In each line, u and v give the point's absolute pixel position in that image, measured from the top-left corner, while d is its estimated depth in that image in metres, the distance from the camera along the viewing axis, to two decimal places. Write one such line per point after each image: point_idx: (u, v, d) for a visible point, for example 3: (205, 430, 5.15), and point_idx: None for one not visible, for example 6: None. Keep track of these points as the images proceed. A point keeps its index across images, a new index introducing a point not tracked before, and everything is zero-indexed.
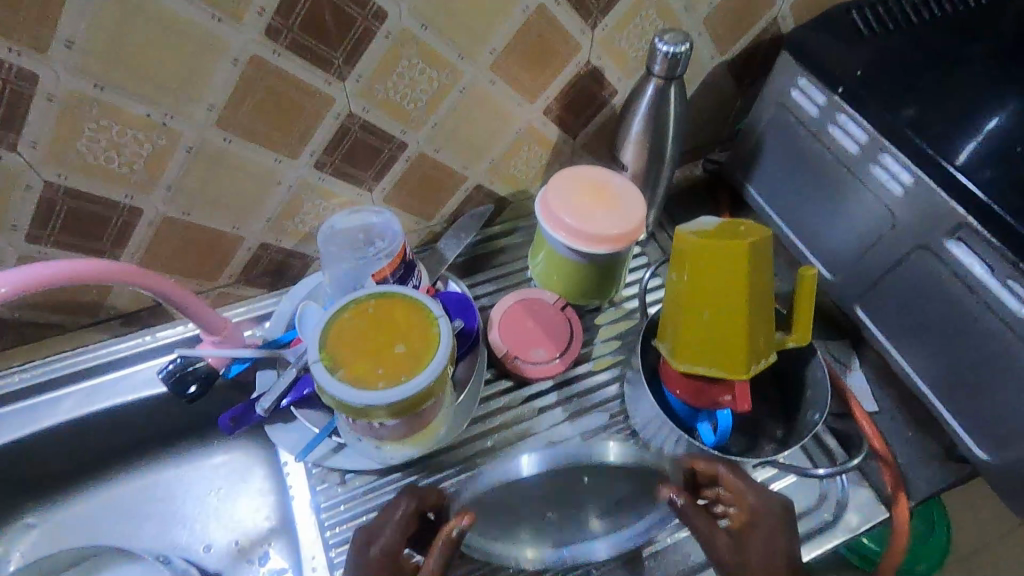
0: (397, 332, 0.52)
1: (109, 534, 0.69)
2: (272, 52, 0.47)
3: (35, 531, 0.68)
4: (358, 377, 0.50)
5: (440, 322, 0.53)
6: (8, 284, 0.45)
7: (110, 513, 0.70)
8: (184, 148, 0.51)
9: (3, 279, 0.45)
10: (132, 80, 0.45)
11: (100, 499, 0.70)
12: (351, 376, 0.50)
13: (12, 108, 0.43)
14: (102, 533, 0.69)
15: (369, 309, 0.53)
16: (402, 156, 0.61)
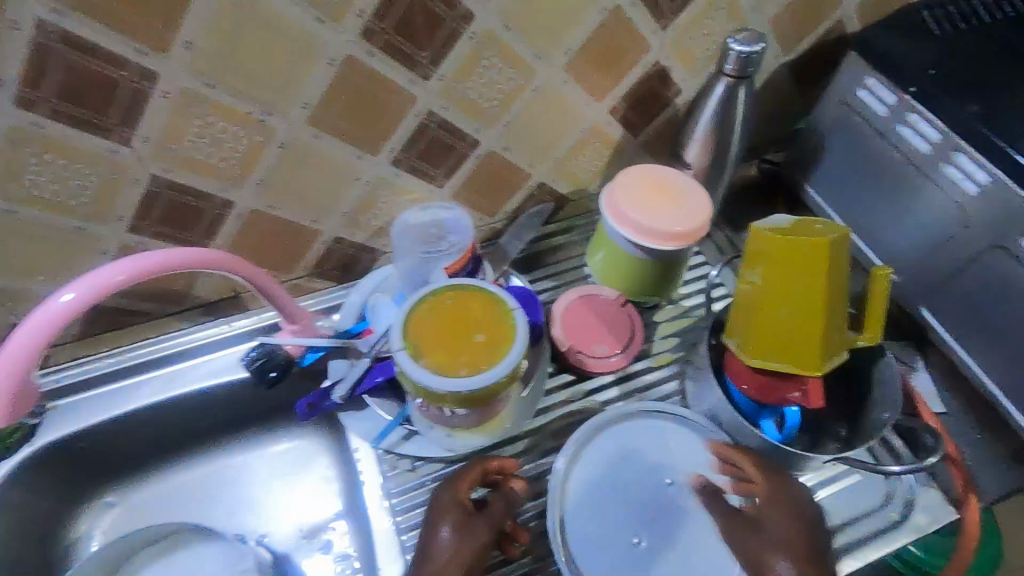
0: (474, 322, 0.54)
1: (183, 515, 0.72)
2: (366, 52, 0.49)
3: (115, 509, 0.71)
4: (438, 364, 0.52)
5: (516, 314, 0.55)
6: (124, 272, 0.47)
7: (184, 495, 0.73)
8: (277, 144, 0.53)
9: (120, 267, 0.47)
10: (239, 79, 0.47)
11: (173, 482, 0.73)
12: (432, 363, 0.52)
13: (130, 105, 0.45)
14: (176, 514, 0.72)
15: (447, 301, 0.55)
16: (473, 154, 0.63)
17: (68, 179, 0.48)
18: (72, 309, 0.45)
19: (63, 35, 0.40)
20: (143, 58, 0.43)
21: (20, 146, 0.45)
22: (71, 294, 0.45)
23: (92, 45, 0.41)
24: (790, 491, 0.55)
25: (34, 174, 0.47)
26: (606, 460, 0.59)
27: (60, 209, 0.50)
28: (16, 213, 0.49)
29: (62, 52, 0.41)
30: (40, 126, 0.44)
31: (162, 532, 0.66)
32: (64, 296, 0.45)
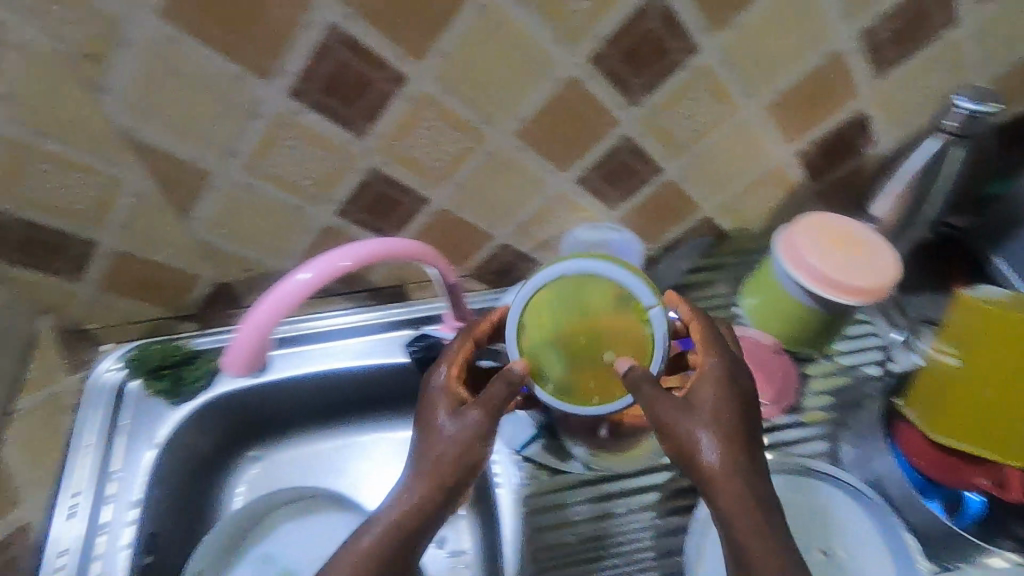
0: (600, 327, 0.49)
1: (315, 479, 0.75)
2: (589, 75, 0.51)
3: (255, 467, 0.74)
4: (563, 386, 0.49)
5: (652, 317, 0.49)
6: (351, 258, 0.47)
7: (318, 461, 0.76)
8: (484, 151, 0.56)
9: (347, 252, 0.47)
10: (473, 89, 0.50)
11: (308, 448, 0.76)
12: (555, 386, 0.50)
13: (376, 103, 0.49)
14: (309, 477, 0.75)
15: (555, 304, 0.50)
16: (653, 181, 0.64)
17: (305, 162, 0.53)
18: (305, 289, 0.45)
19: (345, 37, 0.44)
20: (401, 62, 0.46)
21: (278, 129, 0.50)
22: (306, 274, 0.45)
23: (365, 47, 0.45)
24: (710, 367, 0.47)
25: (280, 154, 0.52)
26: None
27: (289, 187, 0.55)
28: (255, 188, 0.54)
29: (340, 51, 0.45)
30: (300, 113, 0.49)
31: (277, 497, 0.68)
32: (299, 276, 0.45)
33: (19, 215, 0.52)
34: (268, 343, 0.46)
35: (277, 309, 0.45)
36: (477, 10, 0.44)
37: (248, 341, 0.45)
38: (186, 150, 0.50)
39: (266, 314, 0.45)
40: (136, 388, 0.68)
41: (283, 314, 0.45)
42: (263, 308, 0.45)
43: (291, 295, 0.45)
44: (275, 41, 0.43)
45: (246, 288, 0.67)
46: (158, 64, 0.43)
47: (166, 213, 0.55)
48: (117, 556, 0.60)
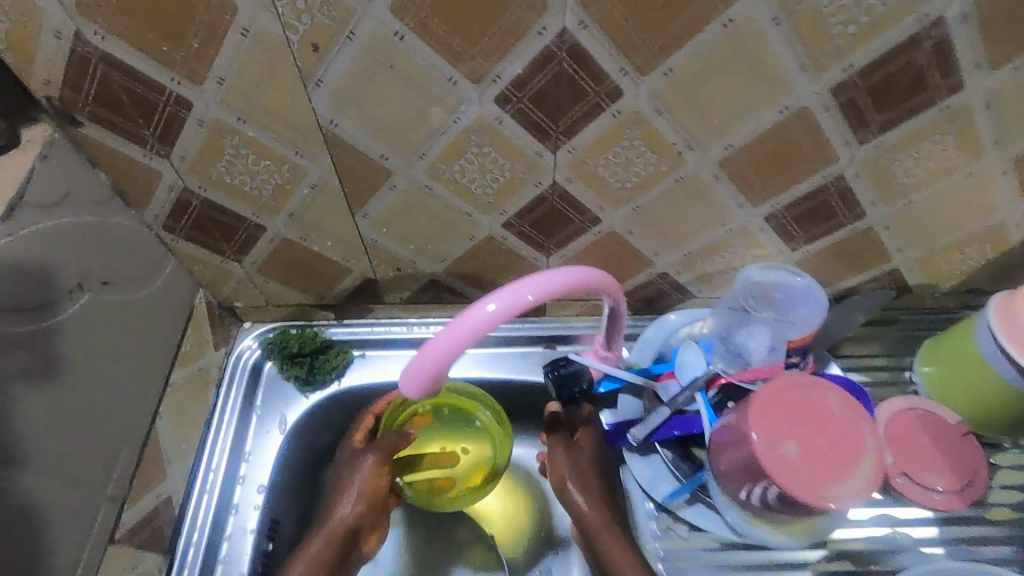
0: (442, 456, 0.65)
1: None
2: (823, 106, 0.45)
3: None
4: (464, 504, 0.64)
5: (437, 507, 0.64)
6: (534, 292, 0.42)
7: None
8: (677, 177, 0.51)
9: (531, 285, 0.42)
10: (689, 111, 0.45)
11: None
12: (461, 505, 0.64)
13: (581, 117, 0.45)
14: None
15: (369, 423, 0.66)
16: (849, 226, 0.57)
17: (488, 170, 0.50)
18: (492, 321, 0.41)
19: (572, 47, 0.40)
20: (622, 77, 0.42)
21: (472, 135, 0.47)
22: (492, 305, 0.41)
23: (590, 58, 0.41)
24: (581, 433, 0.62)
25: (465, 161, 0.49)
26: None
27: (464, 194, 0.52)
28: (431, 191, 0.52)
29: (562, 60, 0.41)
30: (499, 121, 0.45)
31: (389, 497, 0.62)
32: (486, 307, 0.41)
33: (203, 195, 0.52)
34: (448, 374, 0.42)
35: (462, 340, 0.41)
36: (726, 27, 0.39)
37: (427, 372, 0.41)
38: (375, 147, 0.48)
39: (446, 345, 0.41)
40: (272, 370, 0.69)
41: (467, 347, 0.41)
42: (444, 339, 0.41)
43: (478, 327, 0.40)
44: (499, 45, 0.40)
45: (391, 286, 0.65)
46: (374, 60, 0.41)
47: (338, 207, 0.53)
48: (244, 538, 0.60)
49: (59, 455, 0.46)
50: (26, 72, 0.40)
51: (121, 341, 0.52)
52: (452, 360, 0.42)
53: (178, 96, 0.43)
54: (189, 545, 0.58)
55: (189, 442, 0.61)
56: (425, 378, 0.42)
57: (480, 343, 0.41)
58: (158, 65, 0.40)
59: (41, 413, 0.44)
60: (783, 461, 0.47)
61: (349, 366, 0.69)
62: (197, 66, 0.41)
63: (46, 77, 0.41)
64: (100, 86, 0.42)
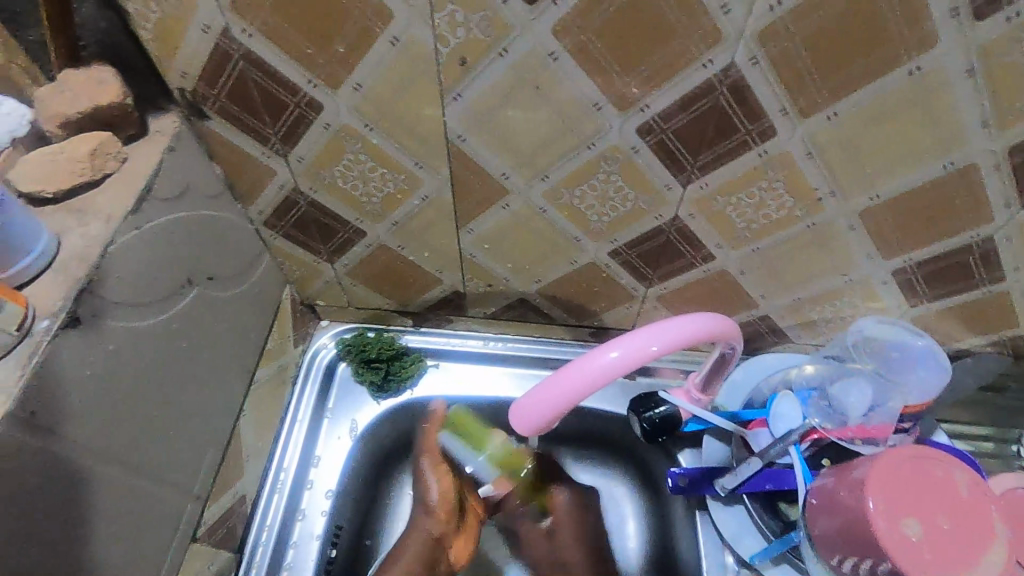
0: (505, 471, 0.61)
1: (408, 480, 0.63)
2: (993, 165, 0.41)
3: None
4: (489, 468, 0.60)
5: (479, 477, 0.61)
6: (658, 343, 0.39)
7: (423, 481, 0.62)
8: (810, 223, 0.48)
9: (653, 336, 0.39)
10: (842, 157, 0.42)
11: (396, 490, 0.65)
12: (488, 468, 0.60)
13: (723, 154, 0.43)
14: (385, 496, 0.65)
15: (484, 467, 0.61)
16: (983, 289, 0.52)
17: (609, 199, 0.48)
18: (613, 371, 0.37)
19: (733, 83, 0.37)
20: (779, 118, 0.39)
21: (603, 162, 0.44)
22: (615, 352, 0.38)
23: (750, 96, 0.38)
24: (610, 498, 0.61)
25: (588, 187, 0.47)
26: None
27: (577, 219, 0.50)
28: (544, 213, 0.50)
29: (719, 95, 0.38)
30: (634, 150, 0.43)
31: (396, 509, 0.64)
32: (607, 355, 0.38)
33: (312, 197, 0.51)
34: (561, 417, 0.40)
35: (579, 387, 0.38)
36: (911, 74, 0.35)
37: (540, 414, 0.39)
38: (497, 165, 0.46)
39: (541, 408, 0.39)
40: (345, 372, 0.67)
41: (568, 404, 0.39)
42: (563, 383, 0.38)
43: (597, 375, 0.37)
44: (657, 75, 0.37)
45: (477, 300, 0.64)
46: (520, 79, 0.39)
47: (445, 221, 0.52)
48: (308, 543, 0.59)
49: (159, 450, 0.46)
50: (165, 64, 0.40)
51: (219, 339, 0.52)
52: (552, 412, 0.39)
53: (311, 99, 0.42)
54: (258, 545, 0.58)
55: (264, 440, 0.61)
56: (537, 419, 0.39)
57: (586, 399, 0.39)
58: (298, 66, 0.39)
59: (150, 410, 0.44)
60: (905, 542, 0.44)
61: (422, 375, 0.68)
62: (337, 71, 0.39)
63: (184, 71, 0.40)
64: (235, 84, 0.41)
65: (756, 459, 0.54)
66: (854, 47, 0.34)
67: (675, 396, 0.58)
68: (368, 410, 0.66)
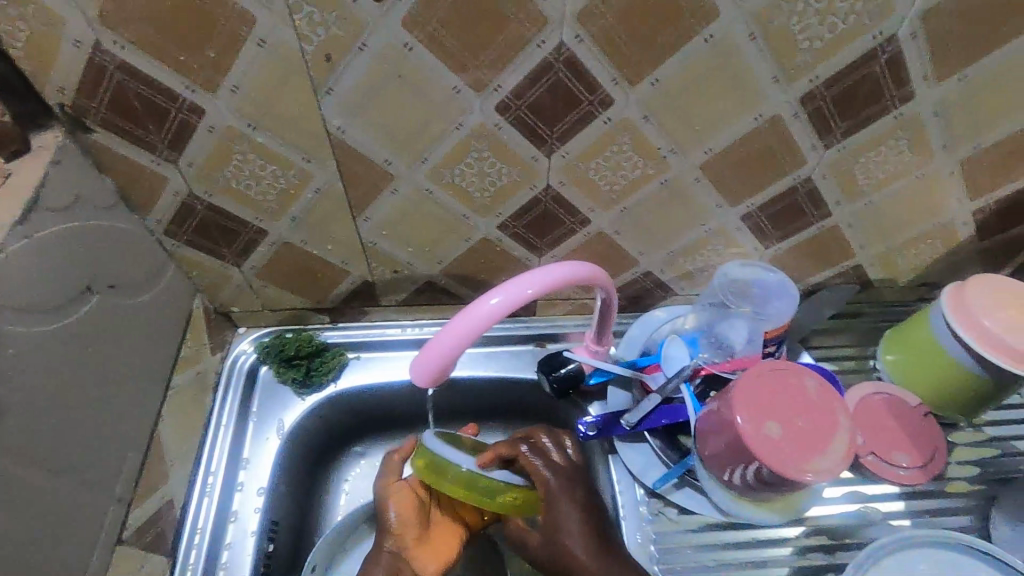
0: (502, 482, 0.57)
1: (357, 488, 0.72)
2: (793, 114, 0.49)
3: (361, 461, 0.73)
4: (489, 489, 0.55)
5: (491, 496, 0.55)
6: (533, 287, 0.44)
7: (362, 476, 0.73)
8: (661, 179, 0.55)
9: (529, 281, 0.44)
10: (672, 117, 0.49)
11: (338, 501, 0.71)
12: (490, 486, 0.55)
13: (574, 124, 0.49)
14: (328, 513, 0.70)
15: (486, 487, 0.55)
16: (818, 224, 0.61)
17: (486, 174, 0.53)
18: (496, 315, 0.43)
19: (568, 59, 0.43)
20: (612, 87, 0.46)
21: (473, 142, 0.50)
22: (495, 299, 0.43)
23: (584, 70, 0.44)
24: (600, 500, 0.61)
25: (465, 165, 0.52)
26: None
27: (461, 197, 0.55)
28: (430, 194, 0.54)
29: (559, 70, 0.44)
30: (498, 127, 0.48)
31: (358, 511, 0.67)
32: (488, 301, 0.43)
33: (208, 200, 0.53)
34: (453, 365, 0.44)
35: (466, 333, 0.43)
36: (707, 41, 0.43)
37: (435, 362, 0.44)
38: (380, 152, 0.50)
39: (435, 356, 0.44)
40: (268, 374, 0.70)
41: (457, 351, 0.44)
42: (453, 330, 0.43)
43: (481, 320, 0.43)
44: (501, 57, 0.43)
45: (387, 287, 0.67)
46: (383, 70, 0.43)
47: (341, 211, 0.56)
48: (244, 541, 0.61)
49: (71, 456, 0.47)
50: (41, 81, 0.42)
51: (128, 346, 0.53)
52: (444, 360, 0.44)
53: (192, 104, 0.45)
54: (192, 547, 0.59)
55: (188, 447, 0.62)
56: (431, 368, 0.44)
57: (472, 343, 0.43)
58: (175, 73, 0.42)
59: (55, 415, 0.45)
60: (766, 441, 0.51)
61: (344, 369, 0.71)
62: (213, 75, 0.43)
63: (61, 86, 0.42)
64: (116, 95, 0.43)
65: (655, 394, 0.62)
66: (657, 21, 0.41)
67: (579, 354, 0.66)
68: (293, 410, 0.68)
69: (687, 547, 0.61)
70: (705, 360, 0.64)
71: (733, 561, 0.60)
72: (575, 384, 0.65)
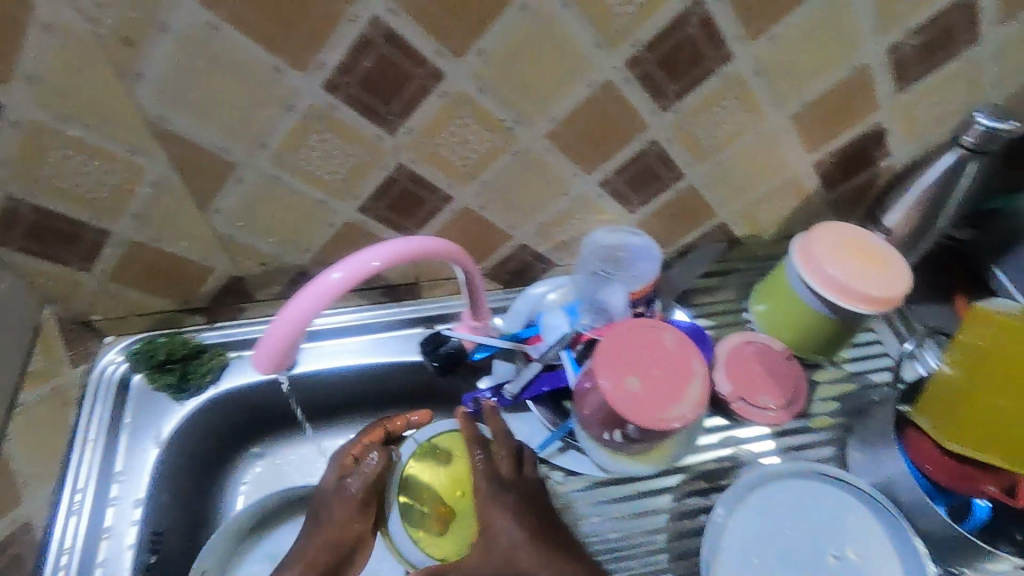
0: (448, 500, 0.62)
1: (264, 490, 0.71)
2: (624, 78, 0.51)
3: (260, 463, 0.71)
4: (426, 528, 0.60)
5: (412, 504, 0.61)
6: (380, 258, 0.47)
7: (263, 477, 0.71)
8: (513, 151, 0.55)
9: (377, 252, 0.47)
10: (507, 87, 0.49)
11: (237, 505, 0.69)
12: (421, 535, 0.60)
13: (410, 99, 0.48)
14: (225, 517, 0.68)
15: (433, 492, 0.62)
16: (675, 186, 0.64)
17: (332, 157, 0.52)
18: (338, 287, 0.45)
19: (386, 33, 0.43)
20: (439, 60, 0.46)
21: (309, 123, 0.49)
22: (338, 273, 0.45)
23: (405, 43, 0.44)
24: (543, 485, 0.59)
25: (307, 148, 0.51)
26: (766, 515, 0.59)
27: (312, 181, 0.54)
28: (278, 180, 0.53)
29: (380, 45, 0.44)
30: (332, 107, 0.48)
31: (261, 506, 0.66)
32: (331, 275, 0.45)
33: (32, 203, 0.50)
34: (299, 341, 0.46)
35: (309, 309, 0.45)
36: (522, 10, 0.44)
37: (280, 339, 0.45)
38: (211, 140, 0.48)
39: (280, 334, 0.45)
40: (141, 383, 0.67)
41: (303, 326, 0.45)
42: (297, 304, 0.44)
43: (323, 294, 0.44)
44: (315, 32, 0.42)
45: (259, 281, 0.65)
46: (192, 51, 0.42)
47: (186, 204, 0.54)
48: (122, 555, 0.59)
49: None
50: None
51: None
52: (290, 337, 0.45)
53: None
54: (60, 566, 0.57)
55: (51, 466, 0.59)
56: (276, 346, 0.45)
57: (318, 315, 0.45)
58: None
59: None
60: (625, 393, 0.53)
61: (225, 369, 0.68)
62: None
63: None
64: None
65: (535, 361, 0.64)
66: None
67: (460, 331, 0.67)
68: (171, 416, 0.66)
69: (577, 508, 0.63)
70: (586, 326, 0.65)
71: (618, 514, 0.63)
72: (459, 360, 0.68)
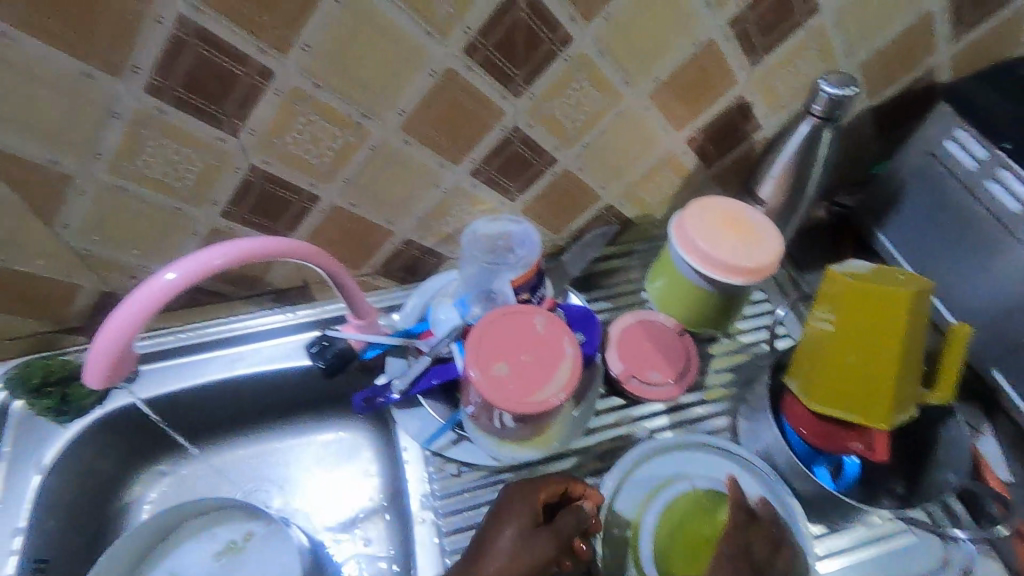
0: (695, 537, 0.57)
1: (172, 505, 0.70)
2: (465, 66, 0.51)
3: (164, 480, 0.71)
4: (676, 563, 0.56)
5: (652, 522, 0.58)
6: (222, 256, 0.48)
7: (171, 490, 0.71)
8: (368, 146, 0.55)
9: (219, 250, 0.48)
10: (344, 82, 0.49)
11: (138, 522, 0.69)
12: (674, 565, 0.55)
13: (242, 99, 0.48)
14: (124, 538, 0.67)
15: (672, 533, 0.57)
16: (549, 171, 0.64)
17: (177, 163, 0.51)
18: (173, 288, 0.46)
19: (197, 33, 0.43)
20: (263, 57, 0.45)
21: (140, 129, 0.48)
22: (172, 274, 0.46)
23: (221, 42, 0.44)
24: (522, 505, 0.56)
25: (146, 155, 0.50)
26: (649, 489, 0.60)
27: (162, 189, 0.53)
28: (123, 190, 0.52)
29: (195, 45, 0.43)
30: (160, 111, 0.47)
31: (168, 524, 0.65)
32: (165, 276, 0.46)
33: None
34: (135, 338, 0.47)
35: (144, 306, 0.46)
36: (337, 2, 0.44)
37: (116, 334, 0.46)
38: (37, 152, 0.47)
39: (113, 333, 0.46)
40: (21, 408, 0.64)
41: (136, 325, 0.46)
42: (131, 303, 0.46)
43: (156, 292, 0.45)
44: (120, 35, 0.41)
45: None
46: None
47: (29, 220, 0.52)
48: None
49: None
50: None
51: None
52: (123, 336, 0.46)
53: None
54: None
55: None
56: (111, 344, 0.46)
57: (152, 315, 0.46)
58: None
59: None
60: (490, 377, 0.54)
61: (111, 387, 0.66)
62: None
63: None
64: None
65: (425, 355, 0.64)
66: None
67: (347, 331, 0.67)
68: (53, 441, 0.63)
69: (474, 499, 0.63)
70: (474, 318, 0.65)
71: None
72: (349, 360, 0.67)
